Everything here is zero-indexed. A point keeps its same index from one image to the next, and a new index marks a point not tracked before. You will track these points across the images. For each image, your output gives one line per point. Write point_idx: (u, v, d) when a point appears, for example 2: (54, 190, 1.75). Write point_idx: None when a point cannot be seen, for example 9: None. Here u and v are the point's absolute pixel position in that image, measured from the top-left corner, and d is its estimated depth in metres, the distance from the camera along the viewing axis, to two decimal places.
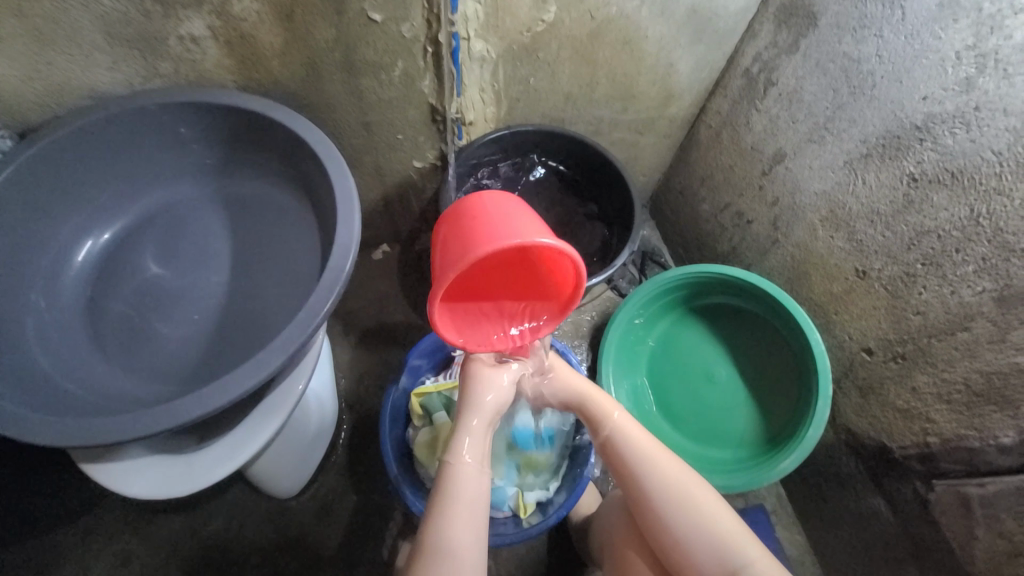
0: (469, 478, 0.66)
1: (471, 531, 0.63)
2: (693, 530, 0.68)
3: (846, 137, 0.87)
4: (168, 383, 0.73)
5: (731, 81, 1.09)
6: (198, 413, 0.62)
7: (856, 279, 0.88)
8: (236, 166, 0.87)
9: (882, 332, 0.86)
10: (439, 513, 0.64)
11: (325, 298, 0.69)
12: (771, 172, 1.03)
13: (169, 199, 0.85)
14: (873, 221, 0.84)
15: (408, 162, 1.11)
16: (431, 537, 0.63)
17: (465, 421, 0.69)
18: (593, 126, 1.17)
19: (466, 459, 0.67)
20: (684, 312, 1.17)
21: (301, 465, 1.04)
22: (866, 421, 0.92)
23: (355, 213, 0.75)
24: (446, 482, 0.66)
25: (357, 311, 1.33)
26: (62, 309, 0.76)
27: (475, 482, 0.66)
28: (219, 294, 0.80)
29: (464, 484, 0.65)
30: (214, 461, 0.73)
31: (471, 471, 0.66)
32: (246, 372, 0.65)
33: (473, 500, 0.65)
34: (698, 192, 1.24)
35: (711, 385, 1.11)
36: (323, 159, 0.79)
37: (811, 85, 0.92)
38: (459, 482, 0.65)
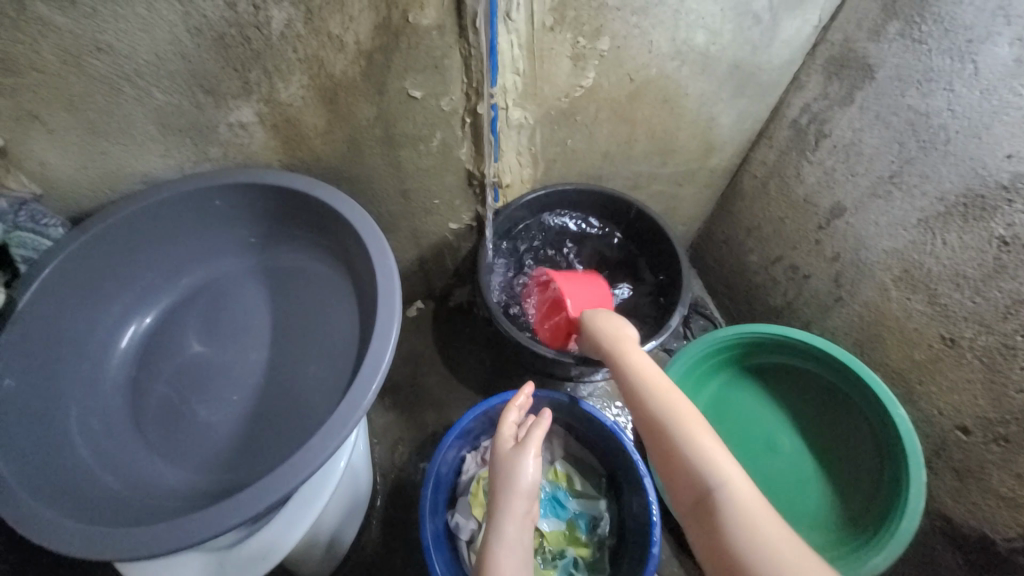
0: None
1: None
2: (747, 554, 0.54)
3: (917, 194, 0.80)
4: (207, 471, 0.71)
5: (777, 132, 1.04)
6: (238, 519, 0.58)
7: (942, 347, 0.79)
8: (279, 241, 0.88)
9: (978, 408, 0.76)
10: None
11: (368, 384, 0.66)
12: (829, 226, 0.96)
13: (213, 275, 0.86)
14: (958, 284, 0.76)
15: (445, 224, 1.10)
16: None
17: (500, 515, 0.66)
18: (631, 181, 1.14)
19: (504, 558, 0.63)
20: (738, 372, 1.09)
21: (335, 544, 0.99)
22: (963, 507, 0.80)
23: (395, 289, 0.73)
24: None
25: (392, 371, 1.30)
26: (107, 393, 0.76)
27: (516, 574, 0.62)
28: (259, 372, 0.79)
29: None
30: (251, 557, 0.69)
31: (512, 573, 0.62)
32: (289, 471, 0.60)
33: None
34: (746, 243, 1.18)
35: (774, 457, 1.01)
36: (362, 235, 0.78)
37: (872, 138, 0.86)
38: (498, 571, 0.61)
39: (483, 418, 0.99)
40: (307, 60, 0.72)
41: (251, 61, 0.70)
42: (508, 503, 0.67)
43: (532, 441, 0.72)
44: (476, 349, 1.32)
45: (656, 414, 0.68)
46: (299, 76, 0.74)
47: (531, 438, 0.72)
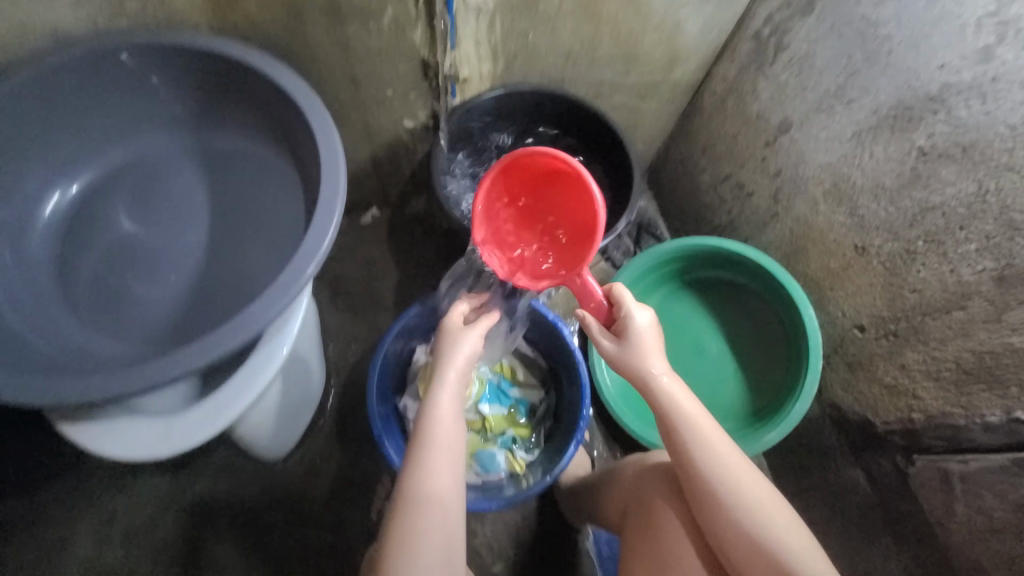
0: (442, 426, 0.66)
1: (447, 473, 0.65)
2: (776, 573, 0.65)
3: (855, 107, 0.83)
4: (147, 344, 0.71)
5: (739, 45, 1.03)
6: (178, 373, 0.61)
7: (854, 255, 0.87)
8: (215, 119, 0.82)
9: (875, 308, 0.85)
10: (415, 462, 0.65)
11: (310, 261, 0.66)
12: (775, 142, 0.99)
13: (141, 152, 0.80)
14: (877, 195, 0.82)
15: (399, 121, 1.06)
16: (408, 490, 0.64)
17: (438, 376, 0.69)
18: (593, 88, 1.12)
19: (440, 410, 0.67)
20: (678, 285, 1.16)
21: (288, 428, 1.04)
22: (852, 396, 0.92)
23: (340, 171, 0.71)
24: (422, 432, 0.66)
25: (345, 276, 1.30)
26: (30, 264, 0.72)
27: (449, 432, 0.67)
28: (198, 253, 0.77)
29: (434, 438, 0.66)
30: (193, 425, 0.71)
31: (448, 420, 0.67)
32: (227, 333, 0.63)
33: (446, 445, 0.66)
34: (699, 162, 1.21)
35: (699, 356, 1.11)
36: (304, 110, 0.74)
37: (825, 50, 0.87)
38: (434, 431, 0.66)
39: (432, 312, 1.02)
40: None
41: None
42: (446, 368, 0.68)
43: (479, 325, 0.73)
44: (431, 257, 1.33)
45: (688, 438, 0.69)
46: None
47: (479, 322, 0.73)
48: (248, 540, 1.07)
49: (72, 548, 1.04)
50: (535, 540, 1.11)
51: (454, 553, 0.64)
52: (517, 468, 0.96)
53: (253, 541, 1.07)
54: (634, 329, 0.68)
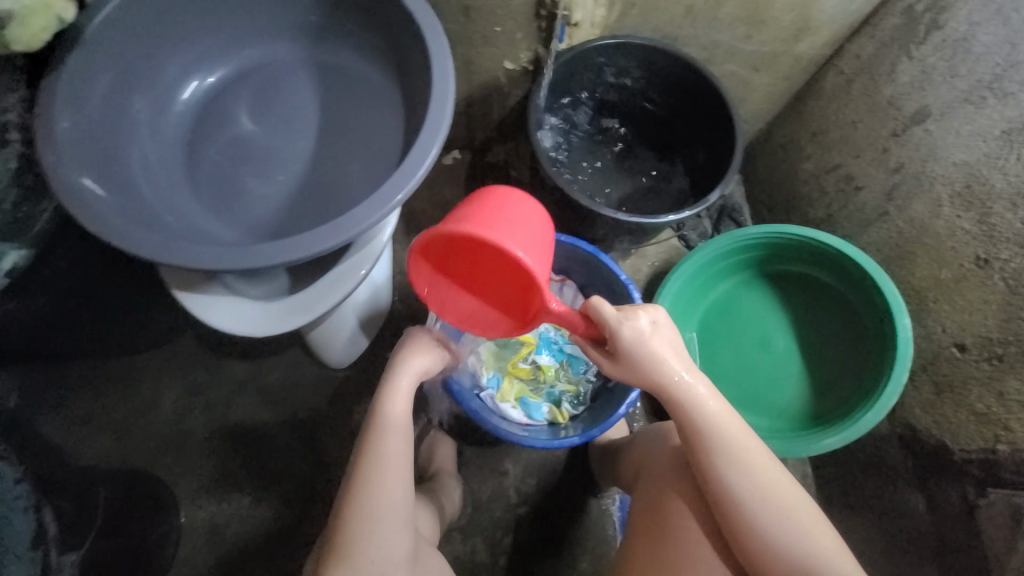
0: (389, 428, 0.75)
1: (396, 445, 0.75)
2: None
3: (1012, 103, 0.76)
4: (251, 235, 0.78)
5: (885, 20, 0.94)
6: (286, 259, 0.67)
7: (973, 267, 0.79)
8: (334, 33, 0.84)
9: (984, 328, 0.78)
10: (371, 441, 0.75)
11: (403, 187, 0.69)
12: (904, 133, 0.90)
13: (267, 57, 0.85)
14: (1017, 203, 0.74)
15: (501, 62, 1.05)
16: (362, 467, 0.73)
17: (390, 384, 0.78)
18: (706, 51, 1.05)
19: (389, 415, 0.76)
20: (756, 274, 1.11)
21: (353, 341, 1.12)
22: (931, 418, 0.86)
23: (449, 100, 0.72)
24: (372, 434, 0.75)
25: (421, 212, 1.34)
26: (164, 144, 0.80)
27: (399, 418, 0.77)
28: (304, 160, 0.82)
29: (389, 420, 0.76)
30: (285, 314, 0.80)
31: (394, 425, 0.76)
32: (316, 238, 0.68)
33: (391, 445, 0.75)
34: (805, 148, 1.12)
35: (764, 350, 1.07)
36: (423, 32, 0.75)
37: (986, 34, 0.80)
38: (381, 430, 0.75)
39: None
40: None
41: None
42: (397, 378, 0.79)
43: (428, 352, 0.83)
44: None
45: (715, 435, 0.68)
46: None
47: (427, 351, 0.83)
48: (304, 434, 1.18)
49: (160, 408, 1.19)
50: (561, 494, 1.14)
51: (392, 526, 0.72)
52: (561, 419, 0.98)
53: (308, 436, 1.17)
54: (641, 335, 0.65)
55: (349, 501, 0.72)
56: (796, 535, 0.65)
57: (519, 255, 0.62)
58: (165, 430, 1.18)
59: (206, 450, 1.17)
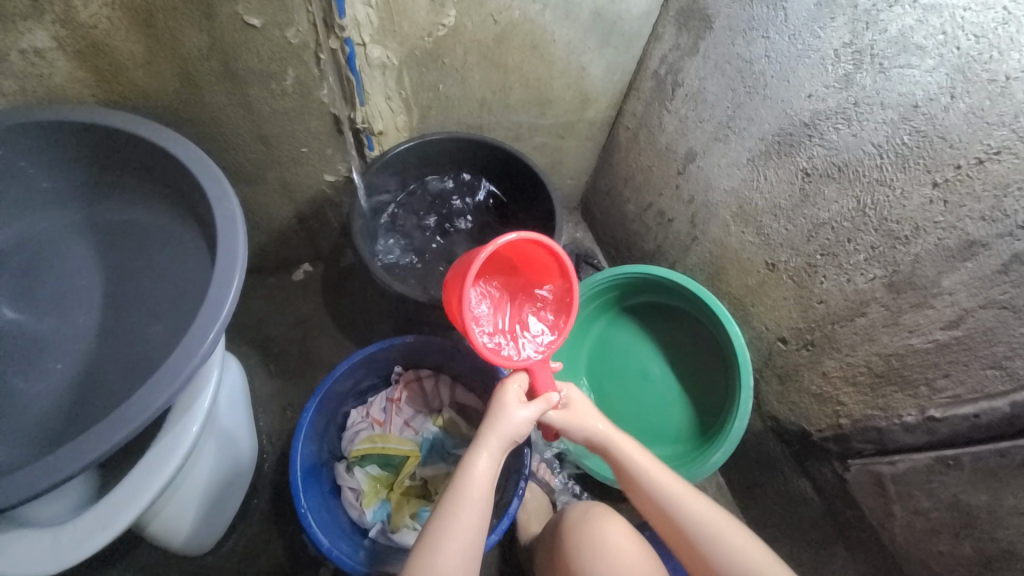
0: (472, 489, 0.68)
1: (470, 540, 0.65)
2: None
3: (746, 136, 0.89)
4: (25, 448, 0.63)
5: (642, 84, 1.10)
6: (75, 468, 0.55)
7: (767, 272, 0.91)
8: (108, 191, 0.77)
9: (792, 321, 0.89)
10: (440, 516, 0.66)
11: (200, 339, 0.61)
12: (685, 171, 1.05)
13: (26, 232, 0.74)
14: (776, 215, 0.87)
15: (319, 176, 1.05)
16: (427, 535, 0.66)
17: (478, 441, 0.71)
18: (512, 132, 1.15)
19: (475, 473, 0.69)
20: (618, 313, 1.18)
21: (217, 513, 0.95)
22: (786, 407, 0.95)
23: (238, 236, 0.68)
24: (446, 500, 0.68)
25: (277, 337, 1.24)
26: None
27: (481, 491, 0.68)
28: (89, 336, 0.71)
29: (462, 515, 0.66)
30: (87, 532, 0.63)
31: (479, 487, 0.68)
32: (105, 431, 0.56)
33: (468, 509, 0.66)
34: (623, 193, 1.25)
35: (646, 382, 1.12)
36: (197, 174, 0.71)
37: (712, 86, 0.94)
38: (461, 488, 0.68)
39: (366, 368, 0.97)
40: None
41: None
42: (487, 436, 0.71)
43: (533, 406, 0.73)
44: (369, 308, 1.29)
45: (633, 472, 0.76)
46: None
47: (533, 403, 0.73)
48: None
49: None
50: None
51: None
52: None
53: None
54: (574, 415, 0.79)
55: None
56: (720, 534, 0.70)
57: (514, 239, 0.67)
58: None
59: None
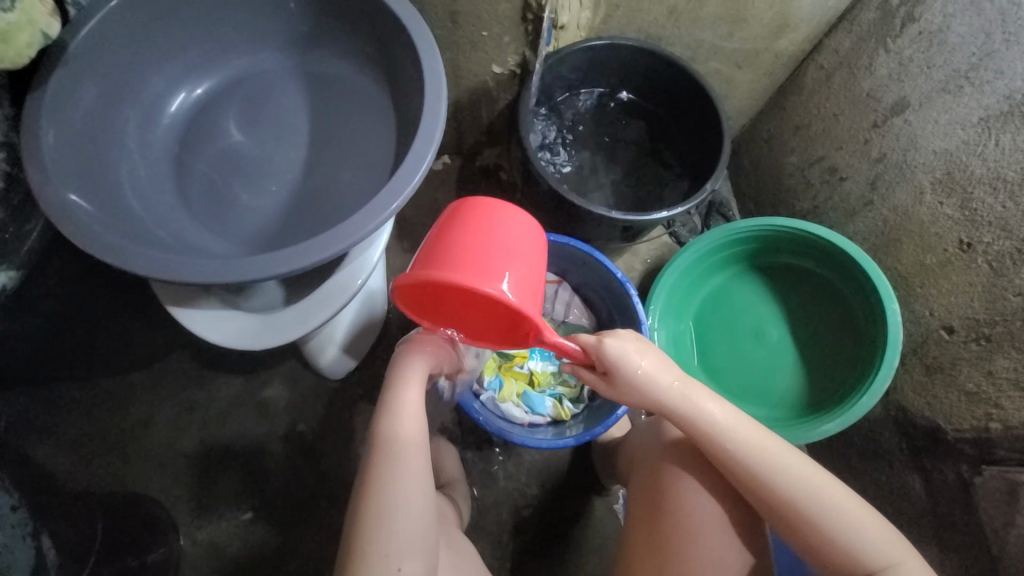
0: (408, 400, 0.70)
1: (414, 434, 0.69)
2: (832, 537, 0.64)
3: (988, 91, 0.77)
4: (245, 247, 0.77)
5: (861, 15, 0.96)
6: (301, 263, 0.66)
7: (957, 252, 0.82)
8: (322, 41, 0.84)
9: (970, 310, 0.80)
10: (387, 425, 0.69)
11: (398, 193, 0.68)
12: (884, 124, 0.92)
13: (256, 66, 0.84)
14: (996, 188, 0.76)
15: (488, 66, 1.06)
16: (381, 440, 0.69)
17: (407, 358, 0.73)
18: (690, 50, 1.07)
19: (412, 387, 0.71)
20: (747, 268, 1.12)
21: (350, 352, 1.10)
22: (923, 400, 0.89)
23: (440, 104, 0.72)
24: (389, 409, 0.70)
25: (411, 218, 1.34)
26: (153, 159, 0.78)
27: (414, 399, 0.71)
28: (298, 170, 0.81)
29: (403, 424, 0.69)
30: (277, 328, 0.77)
31: (415, 394, 0.71)
32: (316, 245, 0.66)
33: (404, 418, 0.70)
34: (789, 142, 1.13)
35: (759, 341, 1.08)
36: (412, 35, 0.75)
37: (960, 26, 0.81)
38: (400, 400, 0.70)
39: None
40: None
41: None
42: (413, 355, 0.73)
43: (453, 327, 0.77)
44: None
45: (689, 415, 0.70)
46: None
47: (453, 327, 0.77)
48: (304, 446, 1.16)
49: (154, 428, 1.16)
50: (565, 492, 1.14)
51: (426, 522, 0.67)
52: (562, 416, 0.99)
53: (310, 448, 1.15)
54: (641, 375, 0.68)
55: (374, 476, 0.67)
56: (789, 472, 0.66)
57: (505, 287, 0.59)
58: (162, 452, 1.15)
59: (202, 467, 1.14)
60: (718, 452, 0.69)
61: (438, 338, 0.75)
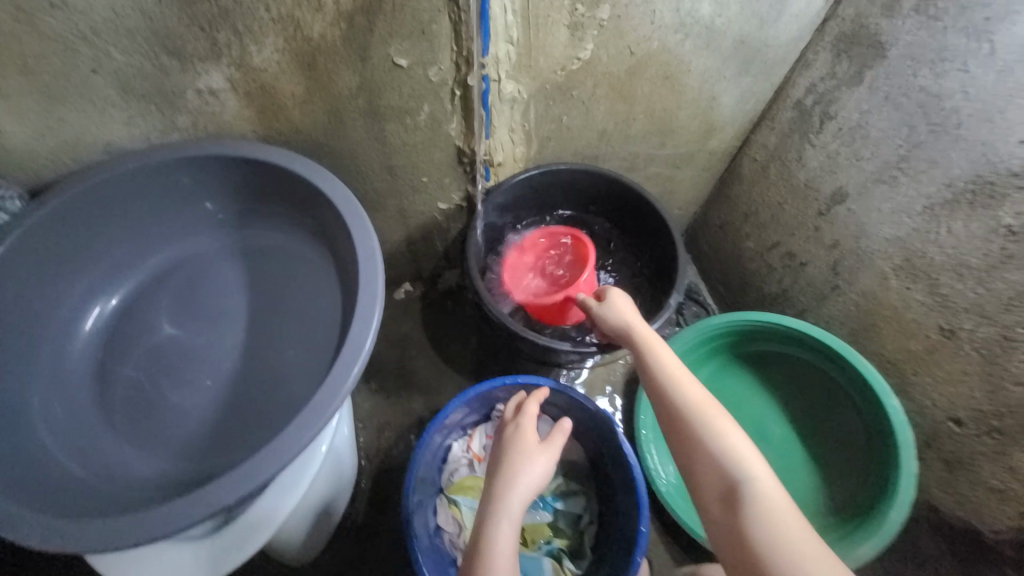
0: (499, 549, 0.58)
1: None
2: None
3: (924, 179, 0.78)
4: (176, 462, 0.67)
5: (779, 113, 1.00)
6: (233, 498, 0.56)
7: (940, 338, 0.78)
8: (256, 220, 0.82)
9: (973, 401, 0.76)
10: None
11: (346, 375, 0.62)
12: (829, 212, 0.93)
13: (187, 254, 0.81)
14: (960, 274, 0.75)
15: (433, 204, 1.06)
16: None
17: (499, 487, 0.63)
18: (628, 162, 1.09)
19: (503, 532, 0.59)
20: (730, 361, 1.06)
21: (316, 533, 0.96)
22: (953, 500, 0.80)
23: (377, 275, 0.69)
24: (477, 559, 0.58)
25: (376, 354, 1.27)
26: (71, 378, 0.71)
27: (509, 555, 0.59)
28: (236, 357, 0.75)
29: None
30: (226, 549, 0.66)
31: (504, 548, 0.58)
32: (259, 465, 0.58)
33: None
34: (742, 229, 1.13)
35: (762, 442, 1.00)
36: (343, 210, 0.74)
37: (878, 120, 0.83)
38: (488, 552, 0.58)
39: (469, 406, 0.95)
40: (281, 20, 0.66)
41: (220, 21, 0.64)
42: (508, 482, 0.63)
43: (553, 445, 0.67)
44: (466, 332, 1.29)
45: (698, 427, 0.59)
46: (273, 38, 0.68)
47: (553, 439, 0.68)
48: None
49: None
50: None
51: None
52: None
53: None
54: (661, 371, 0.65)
55: None
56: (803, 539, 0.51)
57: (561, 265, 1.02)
58: None
59: None
60: (698, 451, 0.58)
61: (534, 448, 0.66)
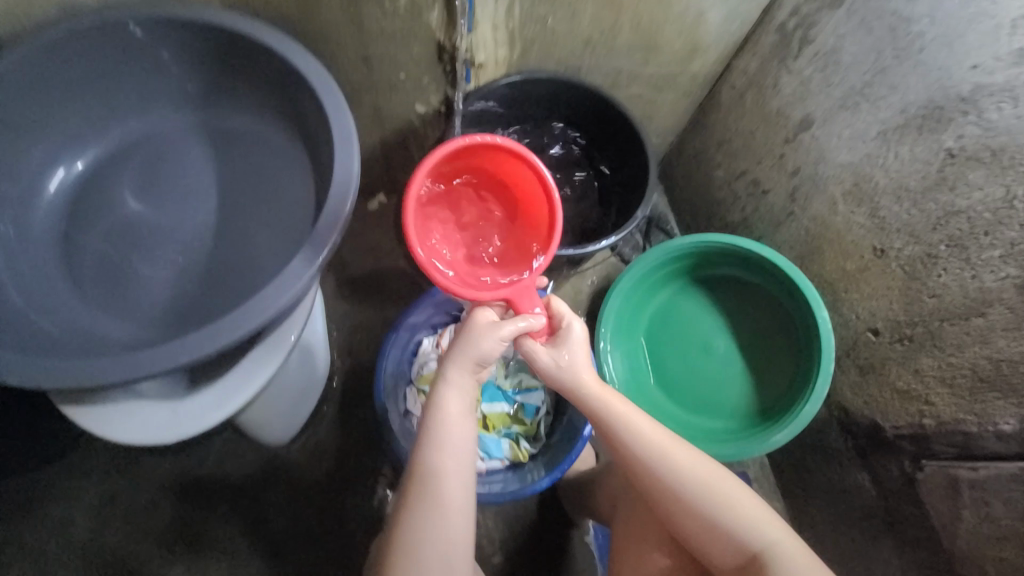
0: (448, 428, 0.65)
1: (453, 488, 0.64)
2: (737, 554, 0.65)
3: (884, 106, 0.82)
4: (150, 329, 0.69)
5: (763, 37, 1.00)
6: (211, 349, 0.60)
7: (873, 257, 0.86)
8: (224, 99, 0.79)
9: (891, 312, 0.85)
10: (419, 480, 0.64)
11: (319, 249, 0.64)
12: (795, 139, 0.97)
13: (151, 129, 0.78)
14: (899, 197, 0.81)
15: (411, 105, 1.01)
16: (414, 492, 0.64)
17: (449, 369, 0.66)
18: (610, 78, 1.09)
19: (451, 408, 0.66)
20: (689, 282, 1.13)
21: (290, 415, 1.03)
22: (861, 400, 0.92)
23: (354, 157, 0.69)
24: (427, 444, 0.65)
25: (349, 261, 1.28)
26: (36, 243, 0.71)
27: (456, 433, 0.65)
28: (206, 235, 0.75)
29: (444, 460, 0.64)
30: (204, 409, 0.71)
31: (454, 427, 0.65)
32: (233, 321, 0.61)
33: (452, 451, 0.65)
34: (714, 158, 1.17)
35: (707, 354, 1.09)
36: (317, 89, 0.71)
37: (852, 46, 0.85)
38: (440, 432, 0.65)
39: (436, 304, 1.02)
40: None
41: None
42: (459, 362, 0.66)
43: (509, 325, 0.65)
44: None
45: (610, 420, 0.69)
46: None
47: (509, 322, 0.66)
48: (252, 522, 1.07)
49: (74, 526, 1.04)
50: (536, 531, 1.11)
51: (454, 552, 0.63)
52: (520, 457, 0.96)
53: (260, 523, 1.07)
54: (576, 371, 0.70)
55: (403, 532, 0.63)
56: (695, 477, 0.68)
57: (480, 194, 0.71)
58: (85, 553, 1.03)
59: (136, 564, 1.03)
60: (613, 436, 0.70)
61: (486, 319, 0.66)
